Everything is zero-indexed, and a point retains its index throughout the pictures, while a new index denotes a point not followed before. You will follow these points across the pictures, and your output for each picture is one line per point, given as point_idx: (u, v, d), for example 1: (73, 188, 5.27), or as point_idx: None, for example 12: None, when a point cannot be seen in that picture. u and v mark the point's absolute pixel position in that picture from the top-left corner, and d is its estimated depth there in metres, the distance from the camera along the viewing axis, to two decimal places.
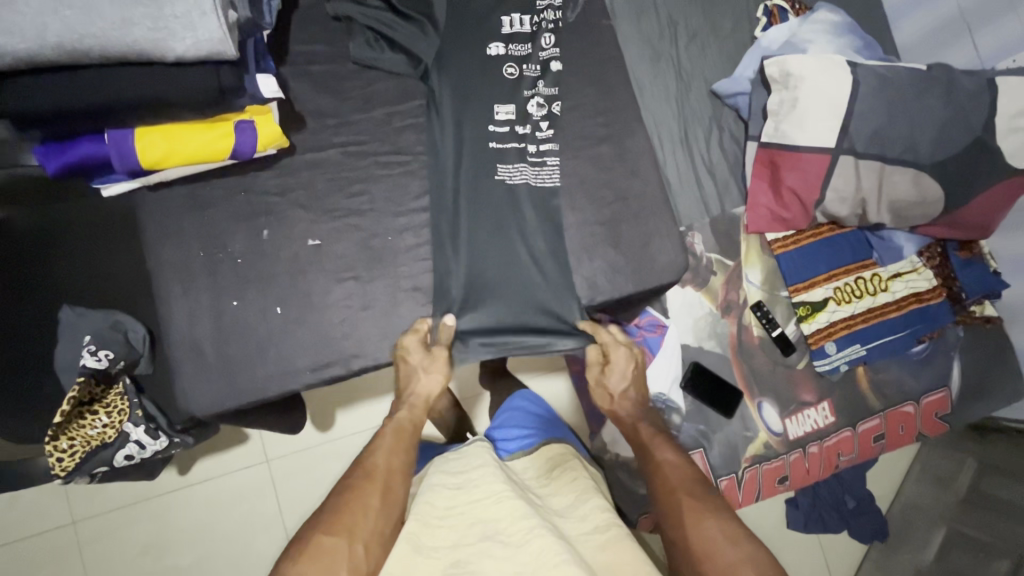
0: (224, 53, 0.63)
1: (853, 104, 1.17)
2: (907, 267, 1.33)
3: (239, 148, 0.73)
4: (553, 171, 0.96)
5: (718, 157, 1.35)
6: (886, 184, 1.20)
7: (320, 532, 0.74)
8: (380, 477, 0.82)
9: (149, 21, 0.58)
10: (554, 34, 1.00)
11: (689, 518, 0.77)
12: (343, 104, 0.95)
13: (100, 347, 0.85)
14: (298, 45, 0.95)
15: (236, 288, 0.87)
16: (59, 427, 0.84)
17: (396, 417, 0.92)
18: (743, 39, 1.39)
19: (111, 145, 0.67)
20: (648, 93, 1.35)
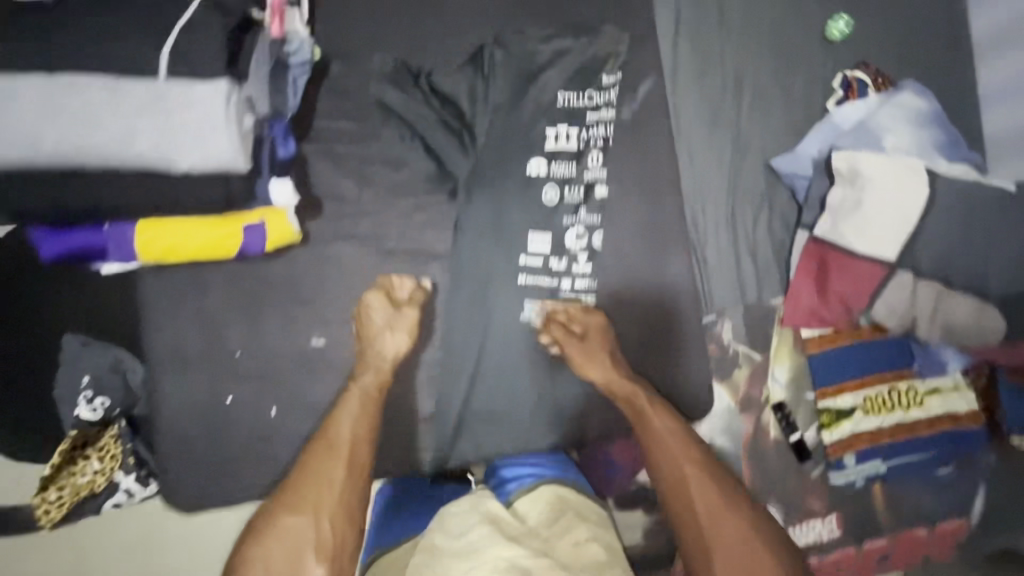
0: (234, 165, 0.78)
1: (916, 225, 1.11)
2: (948, 384, 1.24)
3: (242, 247, 0.85)
4: (586, 310, 1.00)
5: (763, 240, 1.24)
6: (941, 304, 1.12)
7: (284, 512, 0.78)
8: (343, 445, 0.83)
9: (164, 141, 0.74)
10: (601, 153, 1.01)
11: (698, 492, 0.86)
12: (366, 191, 0.96)
13: (95, 395, 0.89)
14: (329, 118, 0.96)
15: (234, 371, 0.90)
16: (50, 476, 0.87)
17: (361, 380, 0.89)
18: (815, 109, 1.25)
19: (111, 236, 0.79)
20: (699, 159, 1.24)
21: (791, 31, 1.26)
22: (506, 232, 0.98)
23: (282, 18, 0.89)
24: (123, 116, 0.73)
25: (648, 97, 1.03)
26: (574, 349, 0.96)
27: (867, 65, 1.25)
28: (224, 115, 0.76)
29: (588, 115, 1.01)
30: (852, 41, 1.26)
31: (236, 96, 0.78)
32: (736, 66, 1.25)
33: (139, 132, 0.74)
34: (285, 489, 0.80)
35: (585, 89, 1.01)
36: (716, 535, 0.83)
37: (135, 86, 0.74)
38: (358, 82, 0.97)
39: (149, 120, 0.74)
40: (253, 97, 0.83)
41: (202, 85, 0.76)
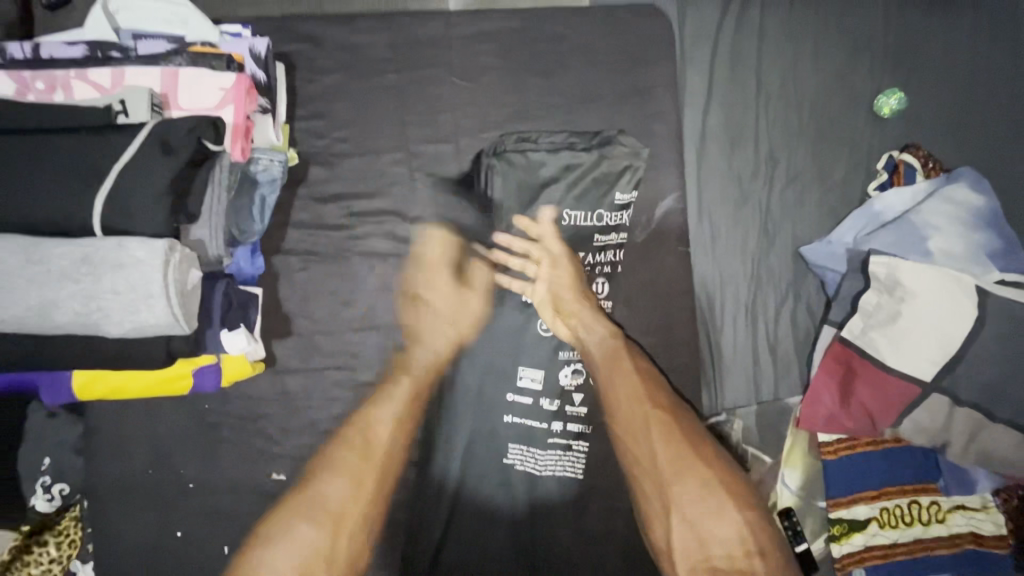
0: (177, 327, 0.78)
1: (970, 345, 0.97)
2: (975, 503, 1.13)
3: (195, 386, 0.91)
4: (579, 457, 1.00)
5: (785, 334, 1.14)
6: (981, 434, 0.99)
7: (300, 521, 0.94)
8: (377, 457, 0.96)
9: (102, 310, 0.74)
10: (607, 281, 1.03)
11: (651, 441, 1.00)
12: (349, 309, 1.02)
13: (54, 481, 0.93)
14: (315, 237, 1.04)
15: (207, 476, 0.96)
16: (9, 563, 0.88)
17: (416, 364, 1.00)
18: (854, 195, 1.15)
19: (52, 377, 0.87)
20: (722, 242, 1.13)
21: (836, 109, 1.15)
22: (505, 351, 0.99)
23: (246, 137, 0.89)
24: (61, 288, 0.73)
25: (663, 218, 1.10)
26: (563, 292, 0.98)
27: (917, 147, 1.14)
28: (161, 281, 0.74)
29: (597, 236, 0.99)
30: (904, 121, 1.15)
31: (179, 255, 0.76)
32: (771, 142, 1.15)
33: (75, 296, 0.73)
34: (308, 498, 0.95)
35: (595, 207, 0.97)
36: (671, 483, 0.99)
37: (82, 243, 0.74)
38: (342, 193, 1.06)
39: (85, 284, 0.73)
40: (206, 240, 0.84)
41: (142, 247, 0.74)
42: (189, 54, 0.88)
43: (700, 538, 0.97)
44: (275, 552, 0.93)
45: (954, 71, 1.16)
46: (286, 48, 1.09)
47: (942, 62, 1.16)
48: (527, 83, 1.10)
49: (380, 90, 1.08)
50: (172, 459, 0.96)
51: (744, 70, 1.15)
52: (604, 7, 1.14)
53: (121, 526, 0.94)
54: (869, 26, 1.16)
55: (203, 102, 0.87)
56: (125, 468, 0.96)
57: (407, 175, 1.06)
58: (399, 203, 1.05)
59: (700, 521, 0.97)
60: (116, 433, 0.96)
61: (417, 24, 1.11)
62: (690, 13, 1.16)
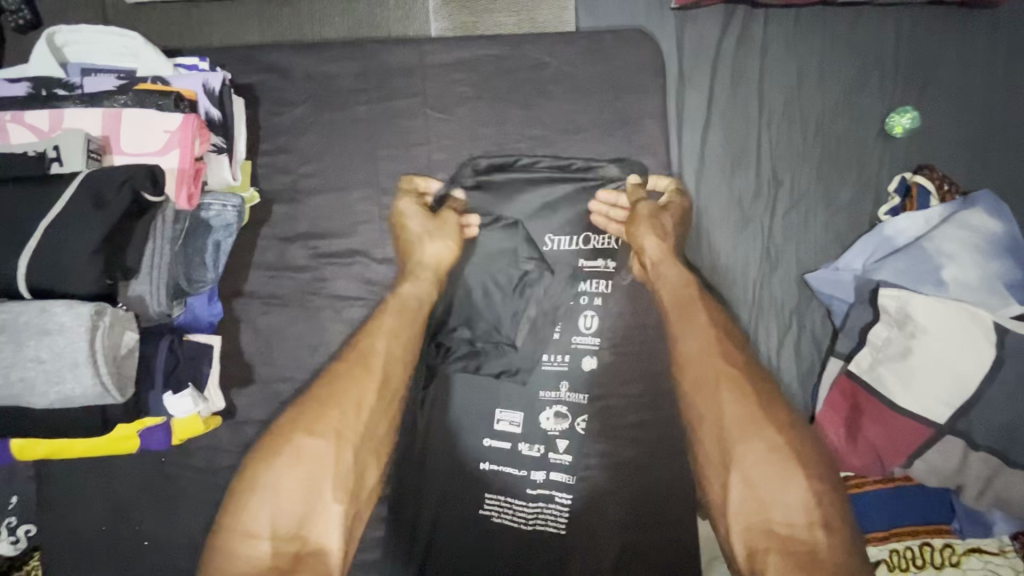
0: (105, 394, 0.76)
1: (975, 400, 0.90)
2: (992, 546, 1.07)
3: (146, 444, 0.91)
4: (561, 511, 0.96)
5: (789, 364, 1.06)
6: (998, 482, 0.92)
7: (303, 435, 0.95)
8: (377, 367, 0.98)
9: (23, 381, 0.73)
10: (596, 316, 1.00)
11: (724, 399, 0.98)
12: (314, 354, 1.00)
13: (19, 523, 0.96)
14: (280, 279, 1.02)
15: (185, 505, 0.96)
16: None
17: (404, 293, 1.00)
18: (862, 219, 1.09)
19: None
20: (722, 271, 1.07)
21: (830, 139, 1.09)
22: (488, 385, 0.97)
23: (195, 182, 0.87)
24: None
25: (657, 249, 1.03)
26: (644, 229, 1.02)
27: (931, 169, 1.08)
28: (86, 349, 0.73)
29: (585, 264, 1.01)
30: (913, 143, 1.09)
31: (108, 319, 0.75)
32: (772, 164, 1.09)
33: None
34: (302, 416, 0.96)
35: (581, 231, 1.02)
36: (740, 449, 0.95)
37: (8, 309, 0.73)
38: (309, 230, 1.03)
39: (11, 354, 0.73)
40: (146, 294, 0.81)
41: (68, 313, 0.73)
42: (134, 92, 0.87)
43: (762, 501, 0.93)
44: (282, 475, 0.93)
45: (967, 89, 1.09)
46: (266, 71, 1.06)
47: (946, 85, 1.09)
48: (512, 106, 1.05)
49: (349, 122, 1.05)
50: (132, 512, 0.96)
51: (730, 97, 1.09)
52: (585, 31, 1.09)
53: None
54: (865, 49, 1.10)
55: (147, 145, 0.85)
56: (91, 511, 0.96)
57: (376, 213, 1.03)
58: (368, 243, 1.03)
59: (763, 486, 0.94)
60: (74, 484, 0.96)
61: (389, 52, 1.07)
62: (673, 39, 1.10)
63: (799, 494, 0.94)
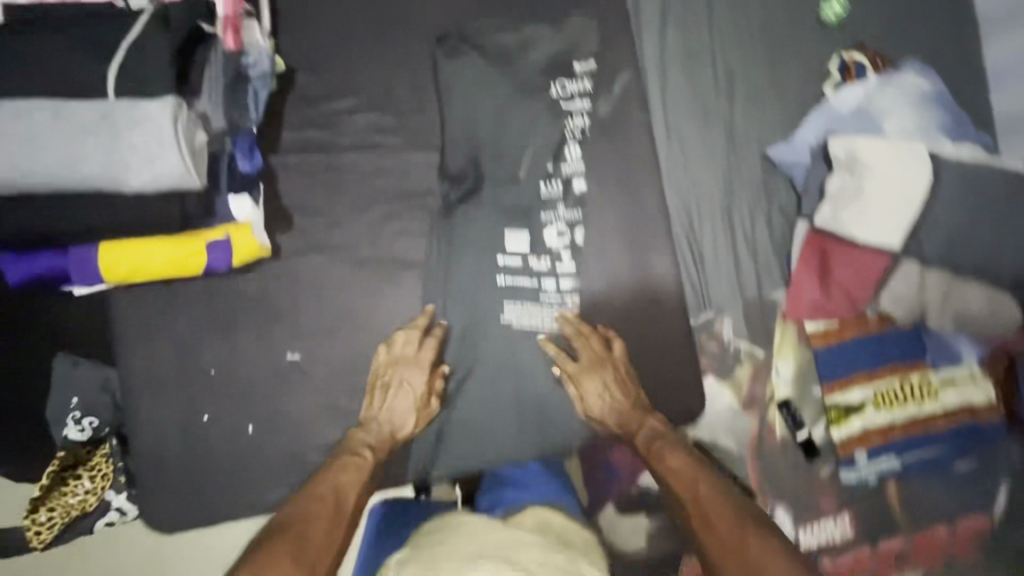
0: (189, 181, 0.79)
1: (931, 196, 1.04)
2: (964, 376, 1.18)
3: (211, 263, 0.86)
4: (571, 316, 0.99)
5: (762, 234, 1.19)
6: (953, 290, 1.08)
7: (285, 560, 0.68)
8: (347, 508, 0.79)
9: (115, 159, 0.76)
10: (581, 145, 1.01)
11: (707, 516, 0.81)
12: (337, 201, 0.96)
13: (84, 415, 0.91)
14: (301, 130, 0.97)
15: (207, 399, 0.92)
16: (42, 497, 0.88)
17: (361, 454, 0.86)
18: (812, 97, 1.21)
19: (73, 261, 0.81)
20: (692, 154, 1.19)
21: (782, 3, 1.23)
22: (490, 247, 0.98)
23: (238, 30, 0.87)
24: (80, 141, 0.75)
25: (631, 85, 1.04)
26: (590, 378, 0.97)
27: (864, 47, 1.21)
28: (172, 130, 0.77)
29: (567, 97, 1.02)
30: (845, 24, 1.23)
31: (186, 113, 0.79)
32: (725, 57, 1.21)
33: (98, 148, 0.76)
34: (279, 535, 0.72)
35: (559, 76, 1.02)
36: (749, 552, 0.74)
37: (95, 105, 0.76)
38: (327, 94, 0.98)
39: (94, 133, 0.76)
40: (209, 113, 0.86)
41: (153, 103, 0.77)
42: None
43: None
44: None
45: None
46: None
47: None
48: None
49: None
50: (194, 347, 0.91)
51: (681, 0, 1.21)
52: None
53: (141, 441, 0.90)
54: None
55: None
56: None
57: (382, 66, 1.00)
58: (347, 132, 0.98)
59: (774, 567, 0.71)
60: (122, 355, 0.91)
61: None
62: None
63: None
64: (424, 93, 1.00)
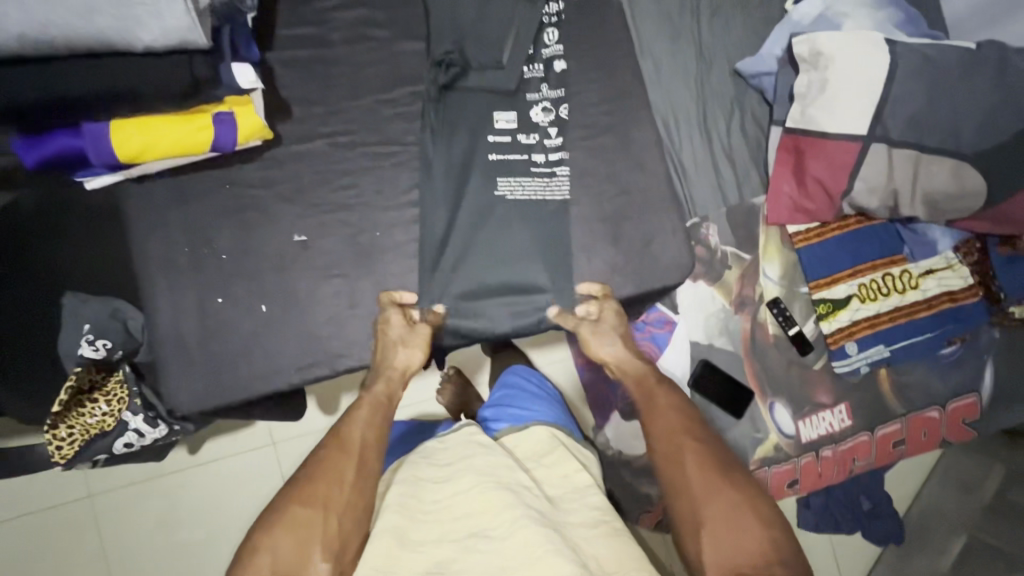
0: (195, 41, 0.68)
1: (894, 74, 1.09)
2: (941, 264, 1.24)
3: (219, 140, 0.78)
4: (564, 182, 1.00)
5: (738, 142, 1.25)
6: (921, 174, 1.12)
7: (297, 502, 0.80)
8: (353, 446, 0.87)
9: (115, 10, 0.63)
10: (557, 30, 1.05)
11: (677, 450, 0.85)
12: (330, 93, 1.00)
13: (97, 336, 0.88)
14: (296, 28, 1.01)
15: (221, 285, 0.93)
16: (59, 415, 0.89)
17: (374, 390, 0.94)
18: (773, 16, 1.29)
19: (87, 139, 0.72)
20: (665, 71, 1.26)
21: None
22: (480, 141, 1.00)
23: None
24: None
25: None
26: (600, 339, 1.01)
27: None
28: None
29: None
30: None
31: None
32: None
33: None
34: (301, 481, 0.83)
35: None
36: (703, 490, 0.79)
37: None
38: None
39: None
40: None
41: None
42: None
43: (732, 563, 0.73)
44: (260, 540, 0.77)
45: None
46: None
47: None
48: None
49: None
50: (203, 259, 0.94)
51: None
52: None
53: (161, 341, 0.92)
54: None
55: None
56: None
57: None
58: (336, 42, 1.02)
59: (718, 533, 0.75)
60: (139, 266, 0.93)
61: None
62: None
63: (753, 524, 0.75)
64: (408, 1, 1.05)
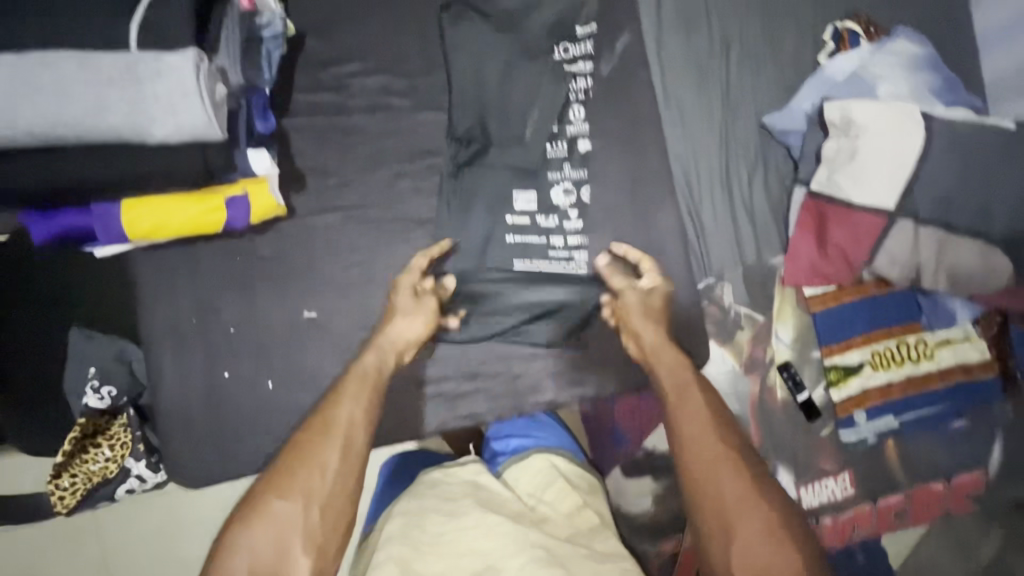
0: (210, 135, 0.69)
1: (929, 151, 1.06)
2: (959, 336, 1.21)
3: (231, 220, 0.84)
4: (580, 265, 1.05)
5: (760, 200, 1.22)
6: (947, 252, 1.08)
7: (271, 495, 0.76)
8: (340, 431, 0.82)
9: (129, 107, 0.64)
10: (583, 108, 1.07)
11: (709, 465, 0.82)
12: (346, 162, 1.02)
13: (102, 383, 0.91)
14: (317, 94, 1.04)
15: (228, 356, 0.94)
16: (63, 464, 0.91)
17: (364, 363, 0.90)
18: (806, 66, 1.23)
19: (98, 219, 0.76)
20: (692, 122, 1.22)
21: None
22: (498, 212, 1.04)
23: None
24: (82, 81, 0.63)
25: (628, 50, 1.10)
26: (639, 314, 1.00)
27: (857, 14, 1.23)
28: (193, 79, 0.66)
29: (566, 68, 1.07)
30: None
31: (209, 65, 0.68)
32: (721, 24, 1.23)
33: (115, 92, 0.64)
34: (275, 470, 0.78)
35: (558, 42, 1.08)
36: (741, 511, 0.77)
37: (110, 52, 0.64)
38: (337, 56, 1.05)
39: (108, 66, 0.64)
40: (226, 67, 0.76)
41: (174, 51, 0.66)
42: None
43: None
44: (234, 534, 0.73)
45: None
46: None
47: None
48: None
49: None
50: (210, 320, 0.95)
51: None
52: None
53: (164, 394, 0.93)
54: None
55: None
56: None
57: (391, 31, 1.07)
58: (360, 108, 1.03)
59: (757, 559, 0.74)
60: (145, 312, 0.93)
61: None
62: None
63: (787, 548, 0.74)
64: (434, 66, 1.07)
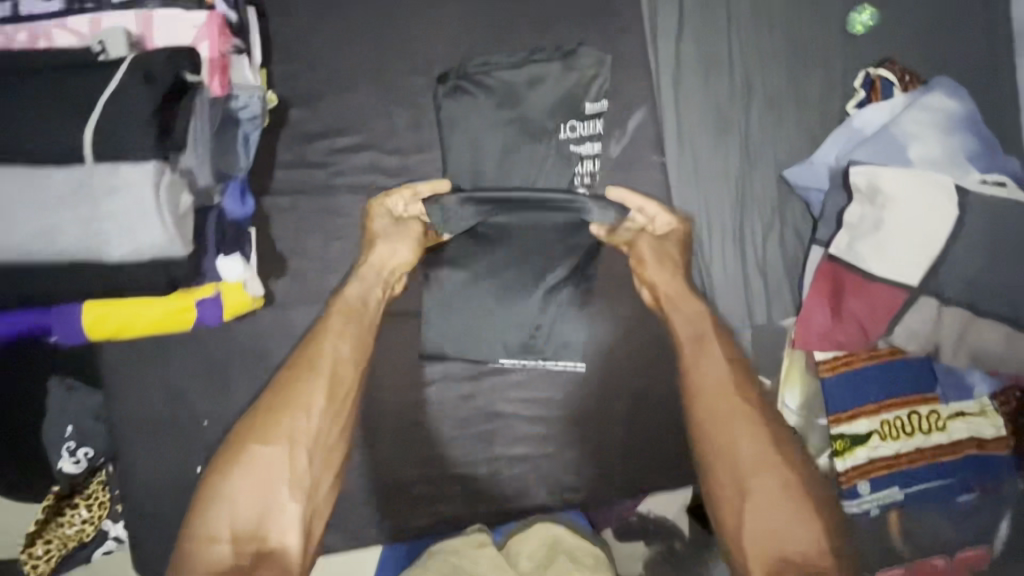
0: (172, 251, 0.83)
1: (959, 229, 0.99)
2: (974, 409, 1.16)
3: (199, 320, 0.94)
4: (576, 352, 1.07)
5: (774, 258, 1.16)
6: (971, 334, 1.02)
7: (257, 442, 0.95)
8: (324, 369, 0.99)
9: (101, 235, 0.79)
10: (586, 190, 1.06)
11: (725, 428, 1.03)
12: (330, 248, 1.06)
13: (78, 446, 0.96)
14: (303, 172, 1.07)
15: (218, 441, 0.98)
16: (38, 530, 0.92)
17: (350, 293, 1.03)
18: (833, 116, 1.16)
19: (64, 320, 0.89)
20: (706, 175, 1.15)
21: (809, 7, 1.16)
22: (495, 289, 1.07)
23: (224, 71, 0.91)
24: (62, 216, 0.79)
25: (641, 131, 1.13)
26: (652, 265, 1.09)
27: (892, 62, 1.15)
28: (151, 202, 0.79)
29: (573, 146, 1.04)
30: (878, 35, 1.16)
31: (168, 179, 0.81)
32: (745, 67, 1.15)
33: (88, 223, 0.79)
34: (265, 415, 0.97)
35: (568, 117, 1.04)
36: (751, 475, 1.00)
37: (73, 173, 0.78)
38: (322, 131, 1.07)
39: (79, 201, 0.79)
40: (195, 168, 0.89)
41: (134, 171, 0.79)
42: None
43: (773, 532, 0.96)
44: (237, 485, 0.92)
45: None
46: None
47: None
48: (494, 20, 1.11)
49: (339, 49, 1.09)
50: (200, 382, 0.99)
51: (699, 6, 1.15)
52: None
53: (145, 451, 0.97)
54: None
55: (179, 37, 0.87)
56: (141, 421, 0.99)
57: (384, 104, 1.09)
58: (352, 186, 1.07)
59: (763, 508, 0.98)
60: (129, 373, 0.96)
61: None
62: None
63: (783, 480, 1.00)
64: (430, 140, 1.08)
